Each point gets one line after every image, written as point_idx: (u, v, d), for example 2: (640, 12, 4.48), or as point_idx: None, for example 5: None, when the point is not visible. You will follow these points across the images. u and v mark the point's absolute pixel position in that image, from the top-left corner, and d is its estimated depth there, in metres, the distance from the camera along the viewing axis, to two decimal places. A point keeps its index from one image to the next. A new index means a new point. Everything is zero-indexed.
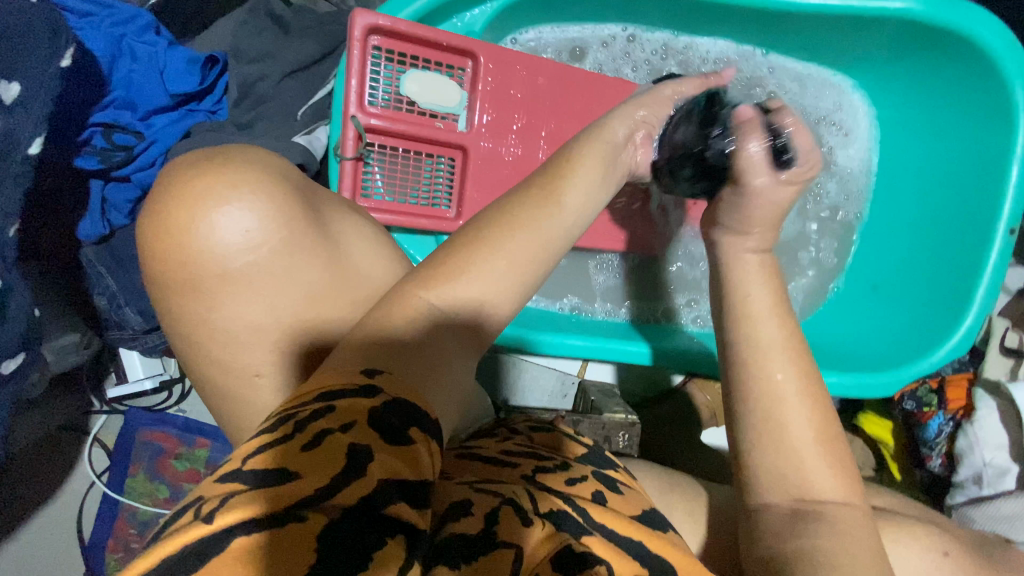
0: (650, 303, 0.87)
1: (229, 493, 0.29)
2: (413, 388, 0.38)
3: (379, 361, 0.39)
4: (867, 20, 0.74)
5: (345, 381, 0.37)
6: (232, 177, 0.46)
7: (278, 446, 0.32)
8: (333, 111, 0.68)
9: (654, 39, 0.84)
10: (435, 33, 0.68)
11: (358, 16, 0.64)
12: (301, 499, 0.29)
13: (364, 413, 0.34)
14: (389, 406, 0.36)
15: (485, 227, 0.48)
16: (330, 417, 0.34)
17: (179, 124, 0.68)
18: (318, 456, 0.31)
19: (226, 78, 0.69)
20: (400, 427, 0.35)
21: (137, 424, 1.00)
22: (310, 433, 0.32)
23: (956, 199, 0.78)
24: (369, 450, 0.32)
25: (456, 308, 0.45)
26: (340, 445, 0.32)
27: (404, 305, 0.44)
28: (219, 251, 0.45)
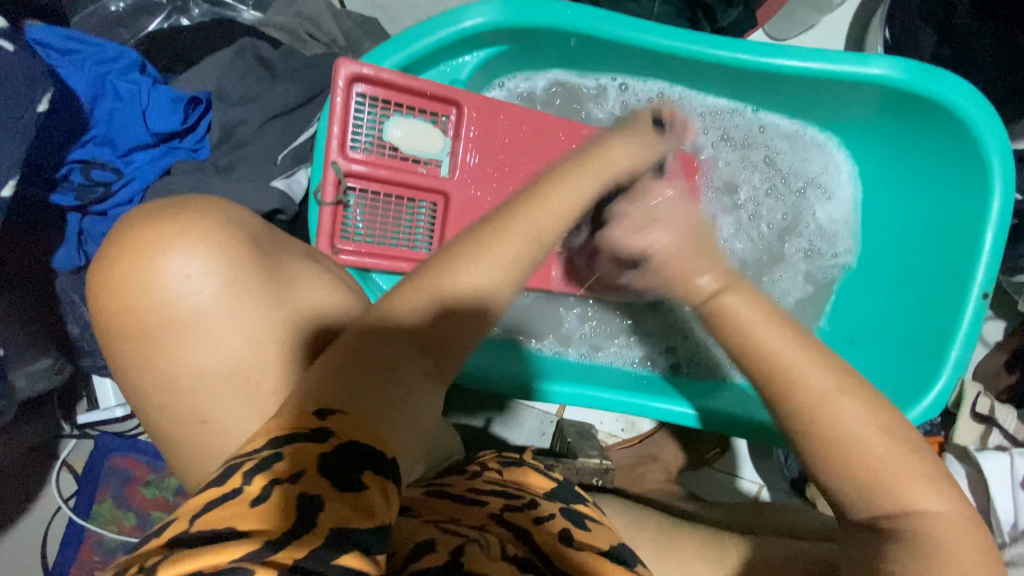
0: (658, 333, 0.89)
1: (172, 548, 0.29)
2: (386, 417, 0.37)
3: (350, 393, 0.37)
4: (849, 86, 0.76)
5: (291, 425, 0.35)
6: (191, 228, 0.46)
7: (226, 504, 0.31)
8: (315, 154, 0.69)
9: (648, 89, 0.84)
10: (417, 83, 0.68)
11: (342, 64, 0.65)
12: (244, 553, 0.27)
13: (315, 459, 0.33)
14: (340, 452, 0.34)
15: (460, 252, 0.45)
16: (277, 467, 0.32)
17: (159, 161, 0.68)
18: (266, 511, 0.30)
19: (208, 117, 0.69)
20: (350, 472, 0.33)
21: (108, 449, 0.99)
22: (257, 486, 0.31)
23: (935, 260, 0.78)
24: (318, 501, 0.31)
25: (424, 341, 0.42)
26: (290, 498, 0.31)
27: (383, 325, 0.42)
28: (171, 300, 0.45)
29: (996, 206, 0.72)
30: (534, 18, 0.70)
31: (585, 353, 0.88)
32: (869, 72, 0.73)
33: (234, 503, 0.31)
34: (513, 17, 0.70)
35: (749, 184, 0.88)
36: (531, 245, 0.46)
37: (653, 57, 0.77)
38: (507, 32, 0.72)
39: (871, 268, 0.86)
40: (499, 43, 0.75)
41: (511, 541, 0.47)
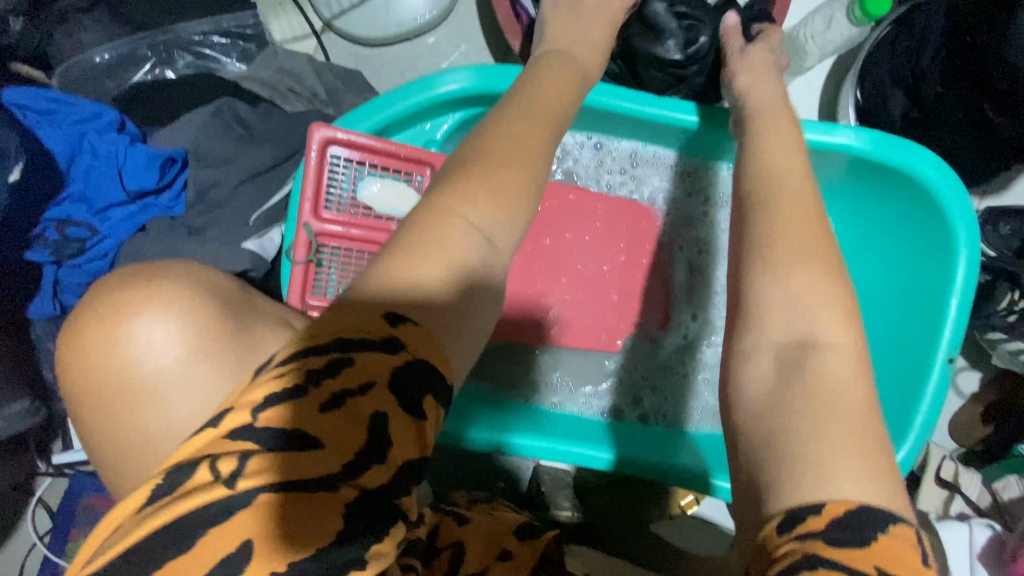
0: (669, 363, 0.89)
1: (243, 452, 0.30)
2: (451, 312, 0.38)
3: (414, 299, 0.37)
4: (818, 153, 0.77)
5: (366, 328, 0.33)
6: (154, 296, 0.46)
7: (294, 403, 0.31)
8: (289, 213, 0.70)
9: (622, 148, 0.87)
10: (390, 146, 0.70)
11: (316, 129, 0.67)
12: (319, 488, 0.30)
13: (385, 373, 0.32)
14: (409, 369, 0.33)
15: (496, 145, 0.46)
16: (342, 377, 0.32)
17: (134, 218, 0.69)
18: (339, 422, 0.31)
19: (184, 175, 0.70)
20: (417, 395, 0.33)
21: (81, 488, 0.97)
22: (328, 393, 0.31)
23: (904, 320, 0.78)
24: (384, 419, 0.32)
25: (490, 225, 0.42)
26: (361, 411, 0.32)
27: (445, 222, 0.40)
28: (135, 363, 0.45)
29: (961, 276, 0.72)
30: (504, 87, 0.71)
31: (556, 403, 0.87)
32: (840, 141, 0.74)
33: (302, 405, 0.31)
34: (484, 85, 0.71)
35: (720, 244, 0.88)
36: (546, 140, 0.48)
37: (626, 121, 0.80)
38: (478, 98, 0.74)
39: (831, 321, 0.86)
40: (471, 107, 0.76)
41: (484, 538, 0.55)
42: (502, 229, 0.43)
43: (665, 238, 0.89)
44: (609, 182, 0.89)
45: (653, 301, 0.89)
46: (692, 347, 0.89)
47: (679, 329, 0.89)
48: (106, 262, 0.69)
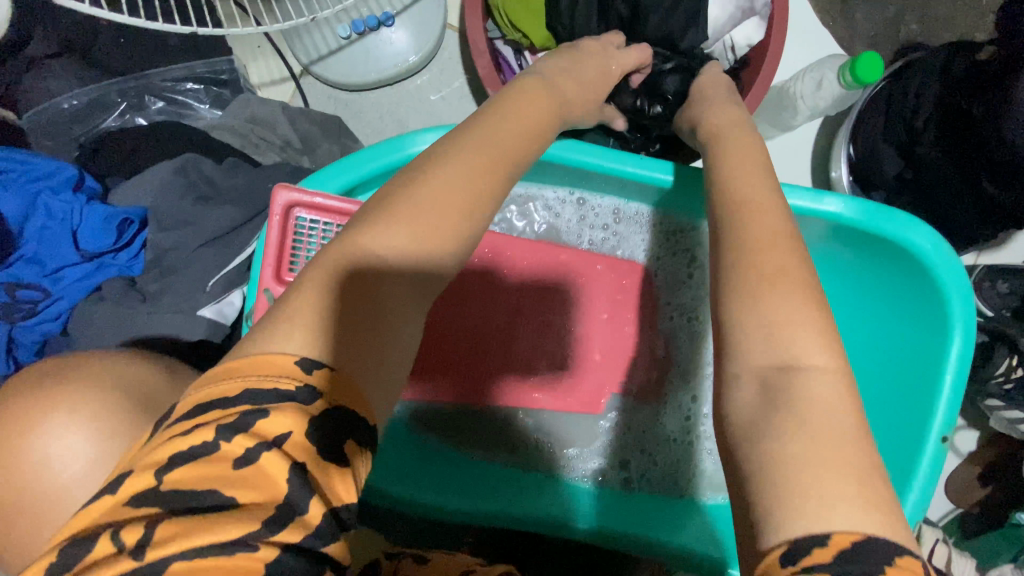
0: (654, 425, 0.86)
1: (151, 517, 0.29)
2: (346, 341, 0.35)
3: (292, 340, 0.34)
4: (804, 220, 0.74)
5: (274, 376, 0.32)
6: (65, 402, 0.47)
7: (198, 463, 0.30)
8: (251, 278, 0.67)
9: (602, 204, 0.85)
10: (355, 207, 0.67)
11: (279, 191, 0.65)
12: (239, 544, 0.29)
13: (303, 422, 0.31)
14: (326, 417, 0.32)
15: (422, 168, 0.43)
16: (257, 429, 0.31)
17: (90, 279, 0.66)
18: (251, 476, 0.30)
19: (143, 234, 0.68)
20: (338, 439, 0.32)
21: None
22: (241, 448, 0.30)
23: (896, 394, 0.75)
24: (303, 469, 0.31)
25: (411, 245, 0.40)
26: (276, 464, 0.31)
27: (361, 260, 0.39)
28: (42, 472, 0.45)
29: (956, 352, 0.69)
30: None
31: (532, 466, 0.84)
32: (826, 209, 0.71)
33: (207, 464, 0.30)
34: None
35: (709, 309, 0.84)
36: (495, 163, 0.45)
37: (607, 180, 0.77)
38: None
39: None
40: None
41: None
42: (431, 246, 0.40)
43: (651, 296, 0.86)
44: (592, 238, 0.87)
45: (633, 359, 0.86)
46: (676, 413, 0.86)
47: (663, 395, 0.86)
48: (58, 324, 0.66)
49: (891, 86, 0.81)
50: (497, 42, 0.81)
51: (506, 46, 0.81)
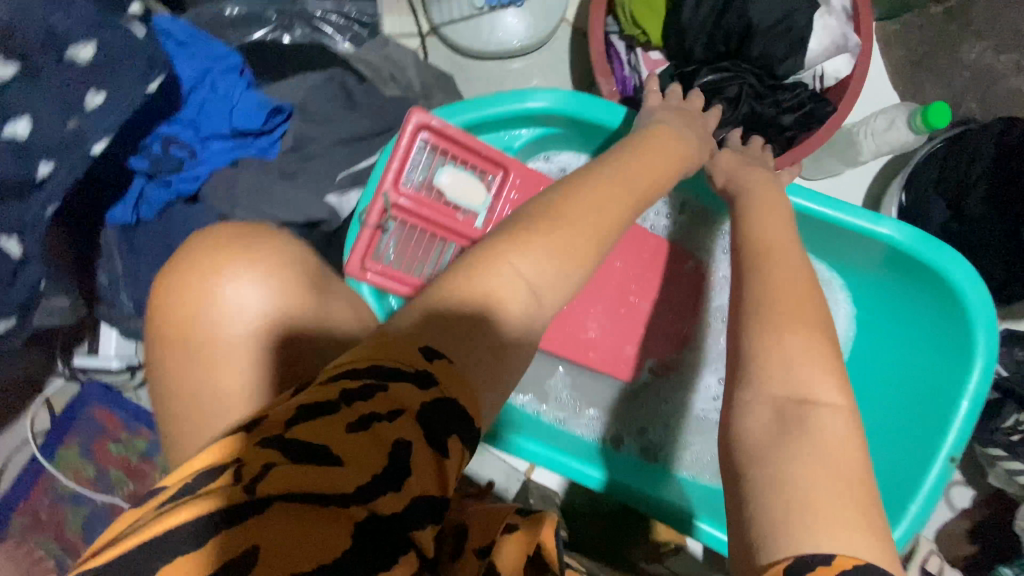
0: (674, 405, 0.96)
1: (268, 462, 0.32)
2: (461, 345, 0.42)
3: (422, 332, 0.41)
4: (858, 237, 0.82)
5: (401, 359, 0.37)
6: (256, 257, 0.43)
7: (324, 417, 0.34)
8: (369, 181, 0.76)
9: (674, 196, 0.95)
10: (474, 142, 0.76)
11: (415, 113, 0.73)
12: (331, 502, 0.32)
13: (415, 403, 0.36)
14: (435, 402, 0.36)
15: (569, 194, 0.51)
16: (377, 399, 0.35)
17: (231, 153, 0.75)
18: (364, 442, 0.34)
19: (285, 126, 0.76)
20: (442, 433, 0.36)
21: (90, 398, 1.01)
22: (356, 414, 0.34)
23: (914, 417, 0.81)
24: (408, 446, 0.35)
25: (545, 266, 0.47)
26: (386, 435, 0.34)
27: (497, 268, 0.46)
28: (224, 322, 0.42)
29: (976, 379, 0.75)
30: (587, 114, 0.78)
31: (561, 418, 0.96)
32: (876, 227, 0.79)
33: (331, 422, 0.34)
34: (571, 108, 0.78)
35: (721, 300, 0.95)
36: (625, 191, 0.54)
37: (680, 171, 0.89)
38: (562, 117, 0.80)
39: None
40: (553, 125, 0.83)
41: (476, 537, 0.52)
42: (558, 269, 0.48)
43: (700, 287, 0.95)
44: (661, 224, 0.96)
45: (666, 345, 0.94)
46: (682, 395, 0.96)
47: (681, 380, 0.96)
48: (195, 185, 0.75)
49: (948, 150, 0.89)
50: (612, 35, 0.89)
51: (621, 41, 0.88)
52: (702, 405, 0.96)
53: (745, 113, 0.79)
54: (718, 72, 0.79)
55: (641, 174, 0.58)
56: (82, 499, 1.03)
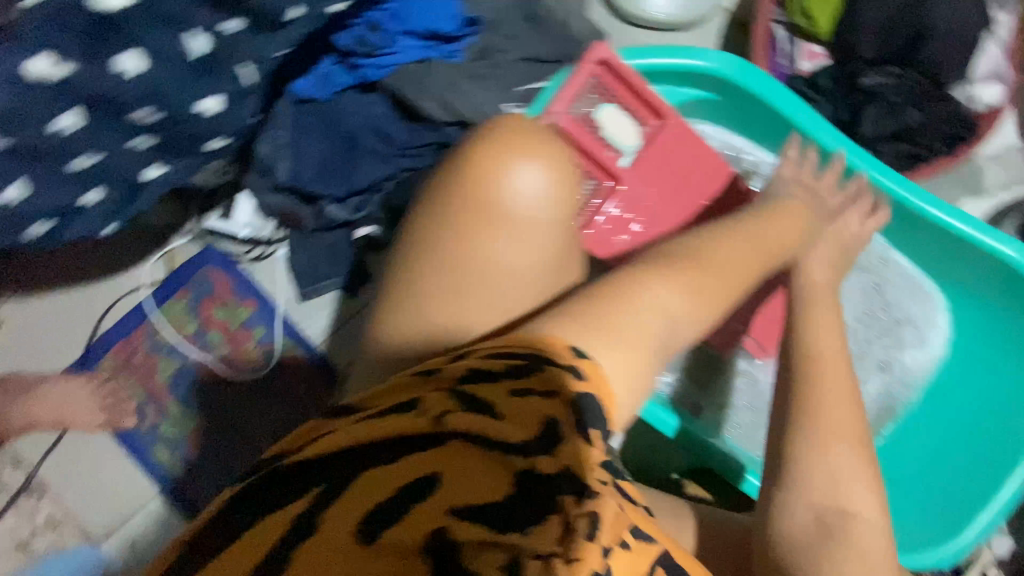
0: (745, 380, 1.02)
1: (453, 406, 0.48)
2: (608, 343, 0.54)
3: (574, 332, 0.54)
4: (981, 258, 0.89)
5: (557, 351, 0.52)
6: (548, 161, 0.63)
7: (496, 382, 0.49)
8: (536, 101, 0.81)
9: None
10: (643, 84, 0.81)
11: (598, 46, 0.79)
12: (502, 450, 0.45)
13: (566, 392, 0.48)
14: (582, 395, 0.49)
15: (706, 243, 0.66)
16: (537, 380, 0.49)
17: (422, 52, 0.83)
18: (524, 408, 0.47)
19: (473, 37, 0.84)
20: (586, 423, 0.47)
21: (211, 259, 1.11)
22: (521, 385, 0.49)
23: (998, 439, 0.89)
24: (556, 422, 0.46)
25: (684, 297, 0.60)
26: (541, 408, 0.47)
27: (638, 295, 0.59)
28: (521, 194, 0.61)
29: None
30: (749, 82, 0.84)
31: None
32: (1001, 248, 0.86)
33: (500, 386, 0.49)
34: (737, 75, 0.84)
35: None
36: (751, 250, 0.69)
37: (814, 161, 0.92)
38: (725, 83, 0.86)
39: (926, 413, 0.98)
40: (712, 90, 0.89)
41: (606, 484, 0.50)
42: (695, 300, 0.60)
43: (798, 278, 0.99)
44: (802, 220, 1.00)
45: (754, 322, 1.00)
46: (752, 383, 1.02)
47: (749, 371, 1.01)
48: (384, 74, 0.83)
49: None
50: (776, 24, 0.93)
51: (782, 29, 0.93)
52: None
53: (899, 124, 0.86)
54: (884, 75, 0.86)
55: (771, 239, 0.71)
56: (176, 352, 1.11)
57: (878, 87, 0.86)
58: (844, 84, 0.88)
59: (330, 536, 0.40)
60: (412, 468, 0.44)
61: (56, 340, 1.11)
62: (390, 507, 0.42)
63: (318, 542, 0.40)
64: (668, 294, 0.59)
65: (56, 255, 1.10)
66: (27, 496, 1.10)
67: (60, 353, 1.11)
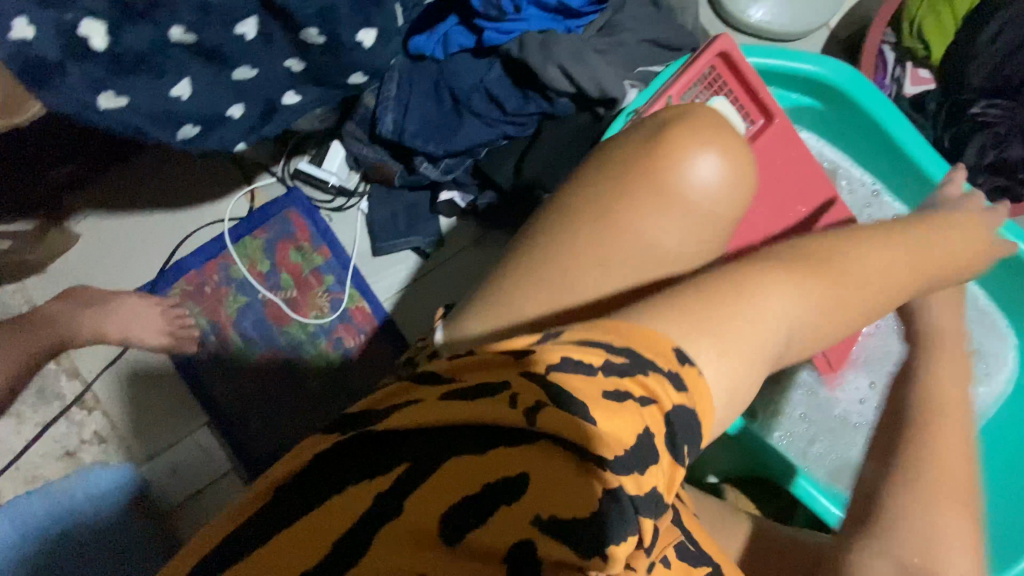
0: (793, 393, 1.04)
1: (540, 401, 0.40)
2: (717, 345, 0.48)
3: (682, 326, 0.48)
4: None
5: (661, 355, 0.45)
6: (731, 151, 0.64)
7: (590, 378, 0.41)
8: (650, 86, 0.84)
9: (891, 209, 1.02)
10: (757, 80, 0.84)
11: (721, 38, 0.82)
12: (593, 463, 0.38)
13: (664, 403, 0.42)
14: (677, 407, 0.43)
15: (852, 246, 0.58)
16: (636, 384, 0.42)
17: (545, 22, 0.89)
18: (623, 416, 0.40)
19: (594, 17, 0.91)
20: (678, 440, 0.42)
21: (293, 203, 1.14)
22: (618, 386, 0.41)
23: None
24: (649, 430, 0.40)
25: (804, 309, 0.53)
26: (639, 418, 0.40)
27: (756, 302, 0.51)
28: (701, 176, 0.62)
29: None
30: (851, 88, 0.91)
31: None
32: None
33: (595, 384, 0.41)
34: (845, 82, 0.91)
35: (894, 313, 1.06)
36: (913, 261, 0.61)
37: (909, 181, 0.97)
38: (830, 89, 0.93)
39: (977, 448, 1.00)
40: (819, 97, 0.97)
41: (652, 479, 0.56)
42: (814, 316, 0.54)
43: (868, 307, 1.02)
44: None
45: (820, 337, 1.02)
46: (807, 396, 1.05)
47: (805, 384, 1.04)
48: (506, 37, 0.88)
49: None
50: (886, 46, 1.00)
51: (892, 51, 1.00)
52: (842, 406, 1.06)
53: (1000, 155, 0.92)
54: (995, 102, 0.92)
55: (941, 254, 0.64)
56: (245, 288, 1.14)
57: (985, 116, 0.92)
58: (949, 112, 0.95)
59: (410, 529, 0.37)
60: (486, 470, 0.39)
61: (133, 257, 1.13)
62: (474, 508, 0.38)
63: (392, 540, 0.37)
64: (788, 301, 0.52)
65: (146, 176, 1.13)
66: (79, 408, 1.11)
67: (136, 271, 1.13)
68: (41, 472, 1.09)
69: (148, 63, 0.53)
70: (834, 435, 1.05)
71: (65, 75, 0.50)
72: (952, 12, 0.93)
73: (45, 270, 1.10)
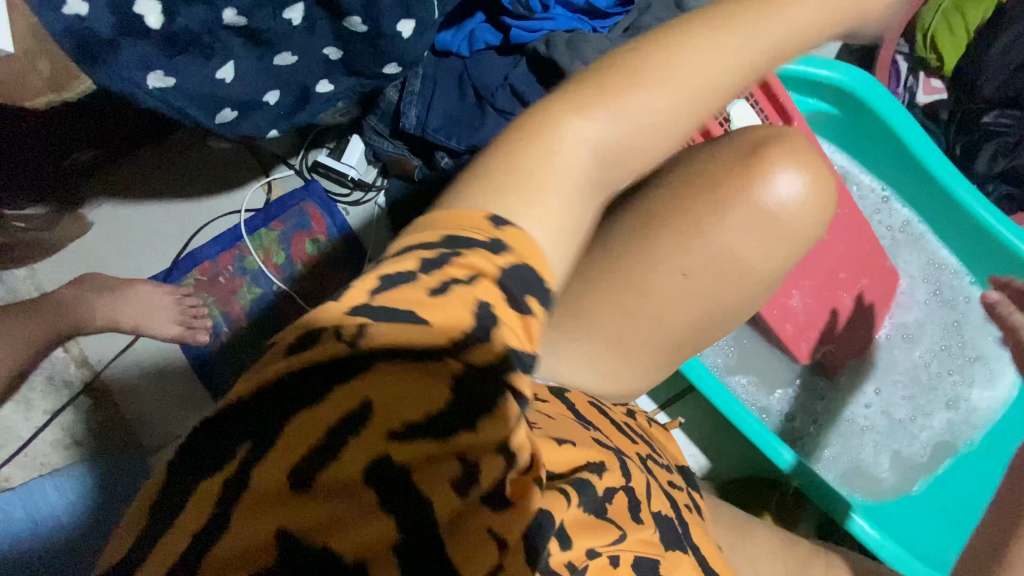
0: (803, 394, 1.07)
1: (362, 324, 0.33)
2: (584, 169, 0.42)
3: (487, 195, 0.39)
4: None
5: (474, 226, 0.37)
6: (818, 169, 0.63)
7: (405, 282, 0.35)
8: None
9: (900, 215, 1.08)
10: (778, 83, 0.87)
11: None
12: (426, 363, 0.34)
13: (491, 272, 0.36)
14: (510, 267, 0.36)
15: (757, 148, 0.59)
16: (459, 268, 0.35)
17: (572, 22, 0.94)
18: (445, 306, 0.34)
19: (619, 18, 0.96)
20: (521, 292, 0.36)
21: (312, 197, 1.14)
22: (435, 280, 0.35)
23: None
24: (486, 313, 0.35)
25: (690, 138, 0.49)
26: (466, 300, 0.35)
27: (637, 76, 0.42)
28: (796, 195, 0.62)
29: None
30: (865, 94, 0.97)
31: (720, 367, 1.06)
32: None
33: (411, 286, 0.34)
34: (861, 90, 0.97)
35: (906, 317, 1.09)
36: None
37: (921, 189, 1.03)
38: (846, 94, 0.99)
39: (983, 454, 1.03)
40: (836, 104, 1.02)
41: (668, 488, 0.58)
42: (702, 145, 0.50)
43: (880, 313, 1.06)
44: (908, 272, 1.09)
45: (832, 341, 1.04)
46: (818, 400, 1.07)
47: (814, 388, 1.06)
48: (534, 35, 0.92)
49: None
50: (899, 55, 1.04)
51: (905, 62, 1.04)
52: (854, 412, 1.08)
53: (1010, 163, 0.96)
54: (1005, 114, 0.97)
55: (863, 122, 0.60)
56: (260, 279, 1.14)
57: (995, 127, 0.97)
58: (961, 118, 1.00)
59: (266, 492, 0.32)
60: (325, 421, 0.33)
61: (147, 246, 1.13)
62: (325, 450, 0.33)
63: (252, 512, 0.31)
64: (597, 128, 0.41)
65: (161, 165, 1.13)
66: (87, 396, 1.10)
67: (150, 260, 1.13)
68: (50, 460, 1.08)
69: (198, 44, 0.54)
70: (851, 445, 1.07)
71: (119, 53, 0.51)
72: (964, 24, 1.00)
73: (55, 254, 1.10)
